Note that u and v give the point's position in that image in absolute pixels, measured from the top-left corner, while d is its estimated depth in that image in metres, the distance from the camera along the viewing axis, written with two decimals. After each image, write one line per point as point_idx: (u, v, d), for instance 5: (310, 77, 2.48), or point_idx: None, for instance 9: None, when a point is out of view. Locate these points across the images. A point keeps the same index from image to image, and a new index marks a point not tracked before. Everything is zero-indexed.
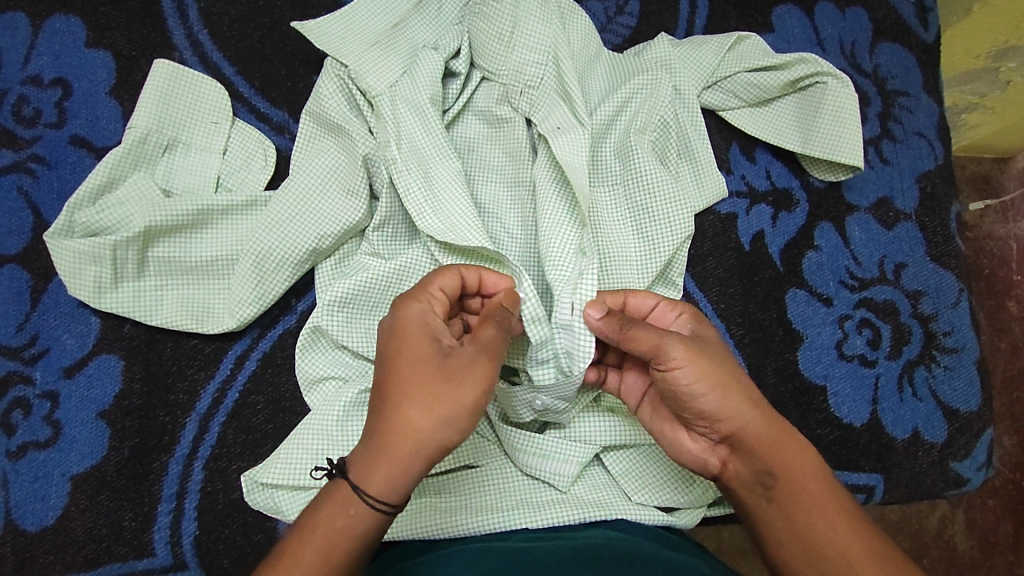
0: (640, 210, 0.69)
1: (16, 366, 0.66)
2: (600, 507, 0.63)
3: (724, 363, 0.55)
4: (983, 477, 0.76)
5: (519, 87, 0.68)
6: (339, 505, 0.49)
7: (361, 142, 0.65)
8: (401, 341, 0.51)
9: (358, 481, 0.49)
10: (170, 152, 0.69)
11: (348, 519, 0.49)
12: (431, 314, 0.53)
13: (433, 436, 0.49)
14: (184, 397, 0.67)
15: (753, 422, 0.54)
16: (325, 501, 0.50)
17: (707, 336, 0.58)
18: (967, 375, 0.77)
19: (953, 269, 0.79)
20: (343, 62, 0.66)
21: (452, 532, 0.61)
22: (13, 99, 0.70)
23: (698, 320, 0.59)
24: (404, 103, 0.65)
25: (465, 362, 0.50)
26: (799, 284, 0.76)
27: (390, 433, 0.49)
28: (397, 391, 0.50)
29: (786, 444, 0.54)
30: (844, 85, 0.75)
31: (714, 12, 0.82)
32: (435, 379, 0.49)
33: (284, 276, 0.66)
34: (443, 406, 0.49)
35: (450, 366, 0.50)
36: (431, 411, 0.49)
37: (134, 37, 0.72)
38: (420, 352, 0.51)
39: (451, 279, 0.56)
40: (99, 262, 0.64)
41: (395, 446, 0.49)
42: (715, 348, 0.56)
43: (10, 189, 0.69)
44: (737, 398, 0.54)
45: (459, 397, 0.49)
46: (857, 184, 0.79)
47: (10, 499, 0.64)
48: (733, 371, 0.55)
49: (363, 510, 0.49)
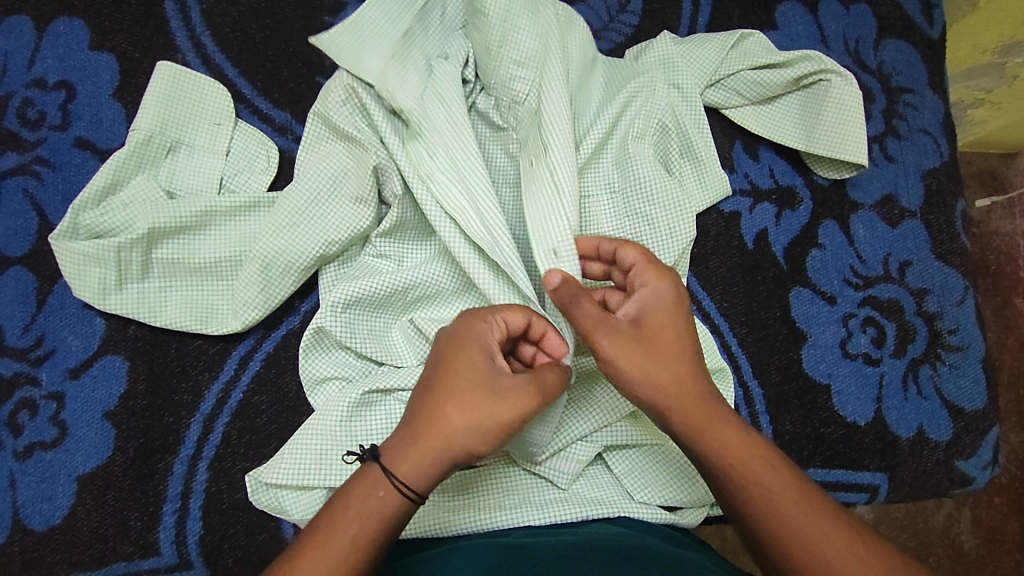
0: (639, 217, 0.69)
1: (22, 367, 0.66)
2: (600, 505, 0.63)
3: (654, 352, 0.54)
4: (989, 475, 0.75)
5: (513, 102, 0.68)
6: (367, 490, 0.49)
7: (374, 152, 0.66)
8: (458, 353, 0.52)
9: (389, 465, 0.49)
10: (174, 153, 0.69)
11: (379, 503, 0.48)
12: (491, 334, 0.53)
13: (463, 442, 0.50)
14: (188, 397, 0.67)
15: (685, 401, 0.54)
16: (356, 485, 0.49)
17: (658, 315, 0.55)
18: (974, 374, 0.76)
19: (958, 267, 0.78)
20: (366, 76, 0.66)
21: (454, 529, 0.62)
22: (18, 102, 0.70)
23: (654, 293, 0.56)
24: (435, 114, 0.64)
25: (515, 385, 0.51)
26: (803, 282, 0.76)
27: (426, 430, 0.50)
28: (441, 395, 0.50)
29: (711, 426, 0.53)
30: (847, 82, 0.75)
31: (716, 10, 0.81)
32: (481, 392, 0.50)
33: (289, 279, 0.67)
34: (484, 418, 0.50)
35: (499, 385, 0.50)
36: (470, 417, 0.50)
37: (137, 39, 0.72)
38: (467, 366, 0.51)
39: (520, 317, 0.54)
40: (105, 264, 0.65)
41: (429, 444, 0.49)
42: (656, 333, 0.55)
43: (15, 191, 0.69)
44: (665, 380, 0.54)
45: (498, 412, 0.50)
46: (861, 182, 0.79)
47: (17, 499, 0.64)
48: (666, 355, 0.54)
49: (392, 493, 0.48)
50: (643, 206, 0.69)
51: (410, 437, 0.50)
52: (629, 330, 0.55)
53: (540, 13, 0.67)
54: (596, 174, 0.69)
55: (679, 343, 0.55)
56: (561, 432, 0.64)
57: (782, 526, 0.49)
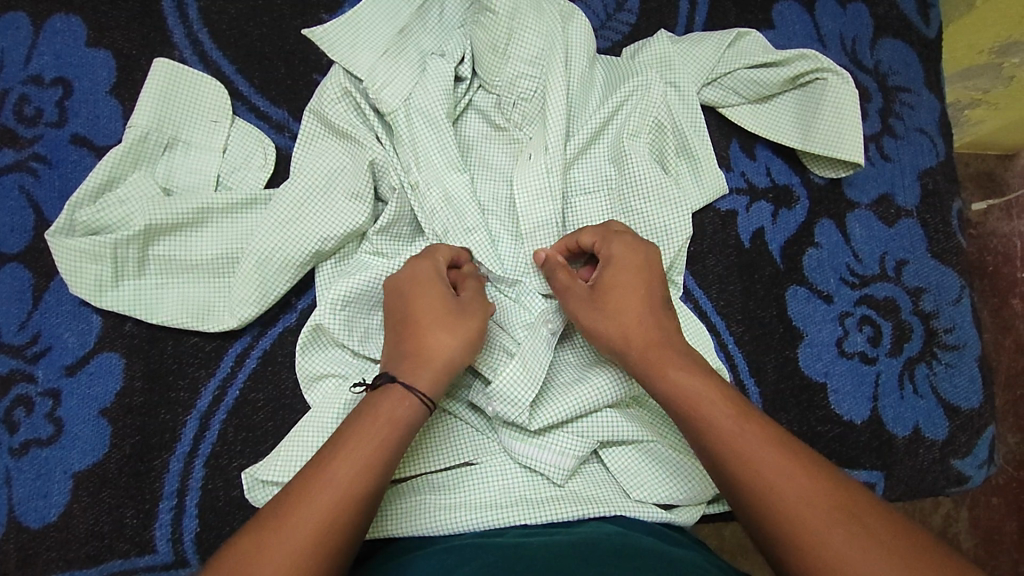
0: (632, 215, 0.69)
1: (18, 364, 0.66)
2: (597, 503, 0.63)
3: (614, 304, 0.59)
4: (984, 474, 0.76)
5: (513, 103, 0.69)
6: (396, 402, 0.53)
7: (372, 150, 0.66)
8: (423, 287, 0.59)
9: (409, 379, 0.54)
10: (170, 150, 0.69)
11: (407, 410, 0.53)
12: (439, 267, 0.61)
13: (459, 353, 0.57)
14: (185, 394, 0.67)
15: (640, 339, 0.58)
16: (381, 400, 0.53)
17: (619, 266, 0.60)
18: (970, 373, 0.77)
19: (954, 267, 0.79)
20: (357, 75, 0.66)
21: (451, 526, 0.62)
22: (15, 99, 0.70)
23: (614, 257, 0.61)
24: (421, 119, 0.66)
25: (474, 299, 0.60)
26: (799, 281, 0.76)
27: (423, 350, 0.56)
28: (426, 321, 0.57)
29: (668, 366, 0.56)
30: (844, 81, 0.75)
31: (713, 9, 0.81)
32: (454, 309, 0.58)
33: (285, 277, 0.66)
34: (471, 329, 0.58)
35: (463, 303, 0.59)
36: (459, 332, 0.57)
37: (134, 36, 0.72)
38: (434, 294, 0.59)
39: (443, 246, 0.63)
40: (101, 261, 0.65)
41: (433, 358, 0.56)
42: (614, 287, 0.59)
43: (12, 188, 0.69)
44: (623, 324, 0.58)
45: (476, 319, 0.58)
46: (858, 181, 0.79)
47: (13, 496, 0.64)
48: (620, 304, 0.59)
49: (418, 403, 0.53)
50: (632, 201, 0.69)
51: (414, 359, 0.56)
52: (584, 291, 0.60)
53: (545, 10, 0.68)
54: (589, 168, 0.70)
55: (633, 290, 0.59)
56: (550, 417, 0.64)
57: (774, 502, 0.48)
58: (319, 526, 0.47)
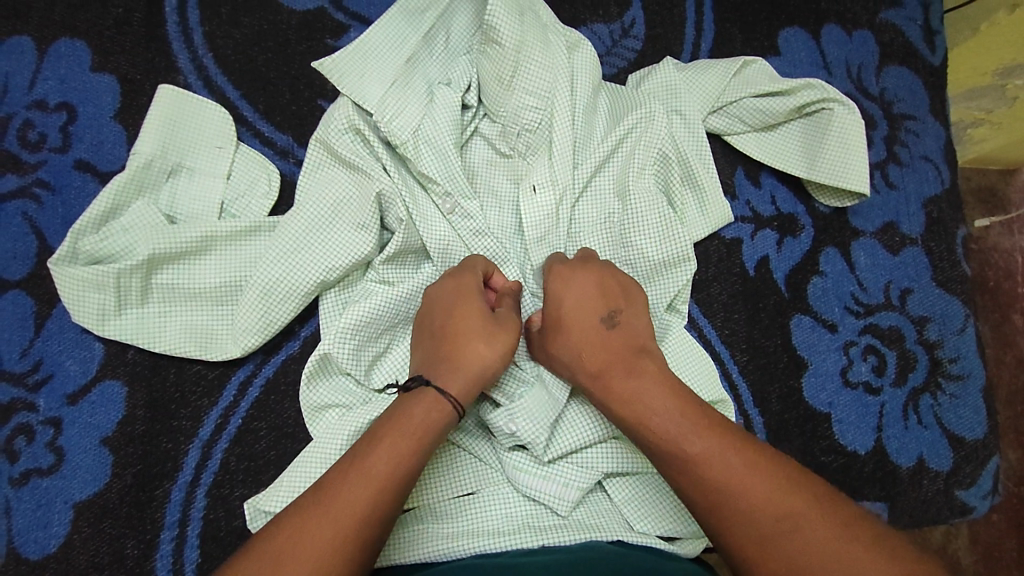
0: (632, 249, 0.69)
1: (19, 392, 0.66)
2: (601, 530, 0.63)
3: (570, 333, 0.60)
4: (989, 505, 0.75)
5: (515, 135, 0.69)
6: (428, 408, 0.55)
7: (378, 181, 0.65)
8: (454, 298, 0.61)
9: (445, 387, 0.56)
10: (174, 177, 0.68)
11: (439, 417, 0.55)
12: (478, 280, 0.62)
13: (493, 361, 0.58)
14: (187, 423, 0.67)
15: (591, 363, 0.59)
16: (416, 403, 0.55)
17: (574, 292, 0.61)
18: (973, 404, 0.76)
19: (958, 295, 0.78)
20: (366, 108, 0.66)
21: (454, 555, 0.61)
22: (19, 124, 0.70)
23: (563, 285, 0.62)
24: (428, 147, 0.67)
25: (509, 313, 0.61)
26: (804, 309, 0.76)
27: (456, 355, 0.58)
28: (462, 332, 0.59)
29: (616, 387, 0.58)
30: (850, 110, 0.75)
31: (719, 35, 0.81)
32: (488, 320, 0.59)
33: (289, 307, 0.66)
34: (505, 339, 0.59)
35: (499, 316, 0.60)
36: (493, 342, 0.58)
37: (139, 61, 0.72)
38: (470, 305, 0.60)
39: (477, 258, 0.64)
40: (103, 290, 0.64)
41: (467, 366, 0.57)
42: (563, 319, 0.61)
43: (15, 214, 0.69)
44: (574, 347, 0.60)
45: (511, 331, 0.60)
46: (863, 210, 0.79)
47: (13, 527, 0.64)
48: (573, 330, 0.60)
49: (449, 407, 0.56)
50: (636, 227, 0.69)
51: (448, 367, 0.57)
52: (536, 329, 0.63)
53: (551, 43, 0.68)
54: (593, 200, 0.70)
55: (591, 314, 0.61)
56: (564, 442, 0.65)
57: (738, 529, 0.50)
58: (335, 534, 0.48)
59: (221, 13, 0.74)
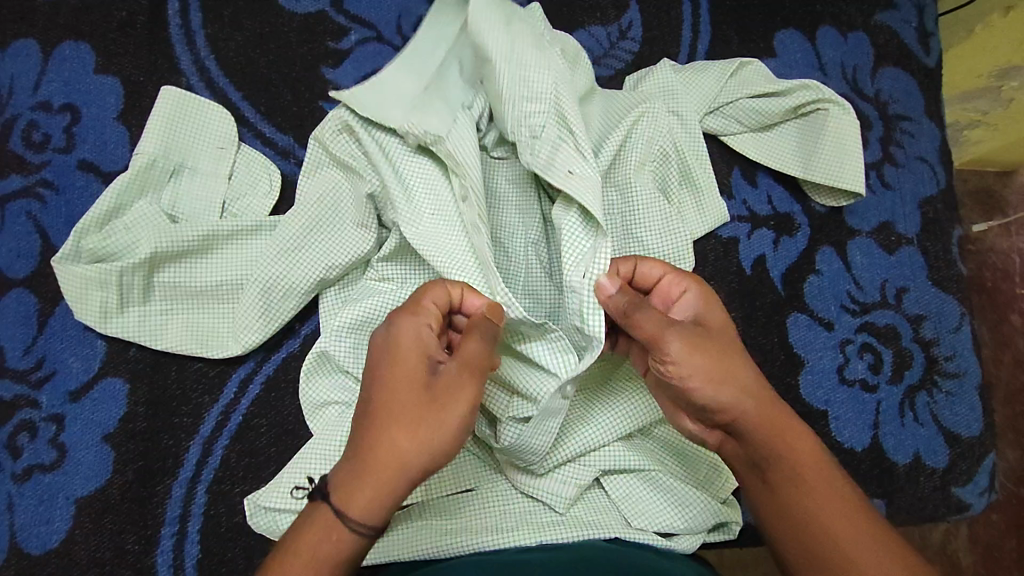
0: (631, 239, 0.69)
1: (22, 389, 0.66)
2: (597, 528, 0.64)
3: (735, 362, 0.56)
4: (985, 502, 0.76)
5: (526, 140, 0.61)
6: (321, 530, 0.50)
7: (371, 182, 0.66)
8: (394, 357, 0.53)
9: (341, 507, 0.50)
10: (176, 177, 0.69)
11: (334, 545, 0.50)
12: (426, 333, 0.54)
13: (413, 458, 0.51)
14: (188, 420, 0.67)
15: (754, 409, 0.55)
16: (307, 529, 0.51)
17: (711, 321, 0.58)
18: (970, 401, 0.77)
19: (954, 294, 0.79)
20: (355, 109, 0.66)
21: (452, 552, 0.62)
22: (23, 125, 0.71)
23: (696, 297, 0.59)
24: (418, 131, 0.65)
25: (450, 384, 0.52)
26: (800, 308, 0.76)
27: (370, 453, 0.51)
28: (386, 413, 0.51)
29: (788, 435, 0.55)
30: (845, 111, 0.75)
31: (715, 37, 0.82)
32: (421, 399, 0.51)
33: (290, 305, 0.67)
34: (428, 432, 0.51)
35: (436, 389, 0.52)
36: (415, 435, 0.51)
37: (143, 63, 0.73)
38: (411, 369, 0.52)
39: (439, 295, 0.56)
40: (106, 288, 0.65)
41: (378, 469, 0.51)
42: (722, 335, 0.57)
43: (18, 214, 0.70)
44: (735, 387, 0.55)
45: (446, 417, 0.51)
46: (858, 209, 0.79)
47: (15, 522, 0.64)
48: (739, 365, 0.56)
49: (347, 534, 0.50)
50: (639, 231, 0.69)
51: (357, 466, 0.51)
52: (697, 331, 0.56)
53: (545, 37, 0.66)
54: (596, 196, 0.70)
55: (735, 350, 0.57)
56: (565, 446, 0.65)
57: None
58: None
59: (224, 16, 0.75)
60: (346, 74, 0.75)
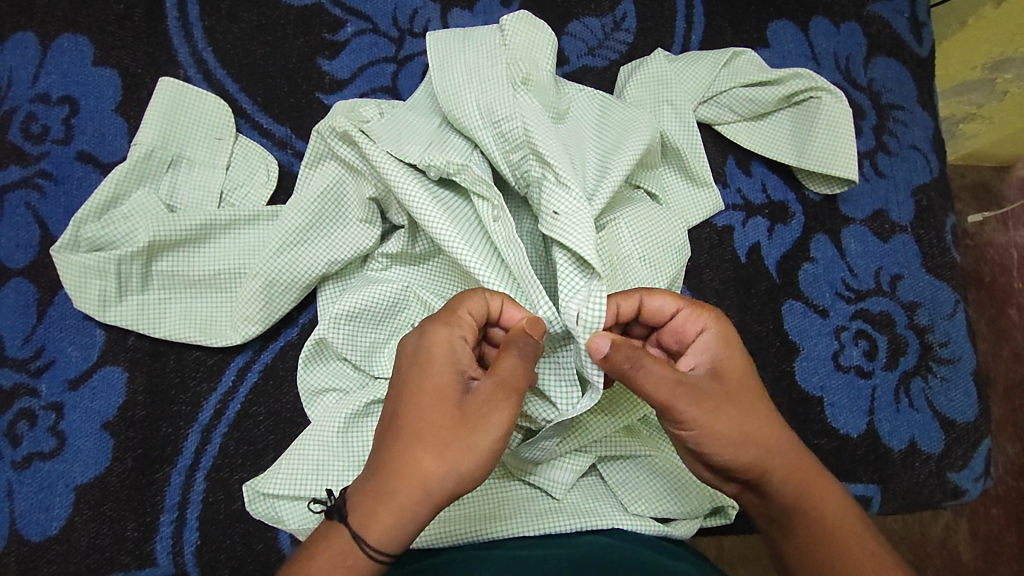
0: (642, 235, 0.67)
1: (22, 378, 0.67)
2: (595, 515, 0.64)
3: (746, 415, 0.53)
4: (981, 487, 0.76)
5: (506, 142, 0.64)
6: (336, 556, 0.49)
7: (372, 182, 0.66)
8: (424, 367, 0.51)
9: (360, 531, 0.49)
10: (174, 167, 0.70)
11: (350, 571, 0.49)
12: (460, 345, 0.52)
13: (441, 480, 0.49)
14: (186, 408, 0.67)
15: (780, 467, 0.53)
16: (321, 550, 0.50)
17: (727, 364, 0.54)
18: (965, 387, 0.77)
19: (949, 281, 0.79)
20: (332, 126, 0.65)
21: (450, 540, 0.61)
22: (22, 117, 0.72)
23: (709, 335, 0.55)
24: (406, 132, 0.65)
25: (484, 404, 0.50)
26: (795, 295, 0.77)
27: (395, 475, 0.49)
28: (413, 431, 0.50)
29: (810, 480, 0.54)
30: (837, 99, 0.76)
31: (709, 28, 0.83)
32: (453, 418, 0.50)
33: (290, 297, 0.68)
34: (456, 453, 0.49)
35: (469, 407, 0.50)
36: (444, 456, 0.49)
37: (140, 55, 0.74)
38: (443, 384, 0.51)
39: (479, 306, 0.53)
40: (105, 276, 0.66)
41: (404, 488, 0.49)
42: (738, 386, 0.54)
43: (17, 204, 0.70)
44: (759, 444, 0.53)
45: (478, 440, 0.49)
46: (853, 197, 0.80)
47: (15, 509, 0.65)
48: (755, 420, 0.53)
49: (362, 561, 0.49)
50: (642, 231, 0.67)
51: (380, 487, 0.49)
52: (711, 387, 0.53)
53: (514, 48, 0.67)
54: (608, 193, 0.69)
55: (755, 396, 0.54)
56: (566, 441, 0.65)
57: None
58: None
59: (221, 8, 0.75)
60: (343, 65, 0.76)
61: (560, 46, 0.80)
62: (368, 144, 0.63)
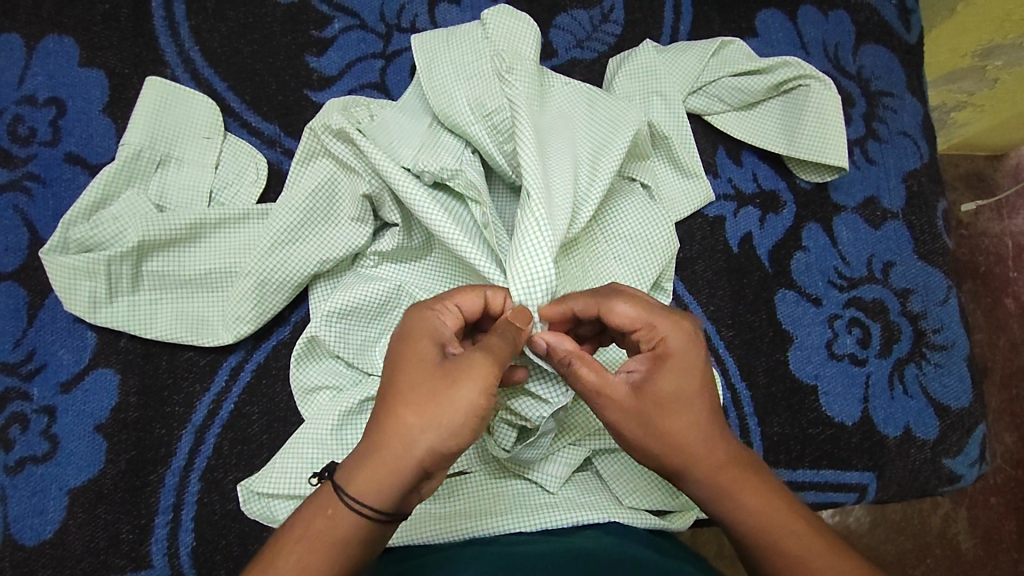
0: (629, 231, 0.68)
1: (13, 382, 0.67)
2: (591, 510, 0.64)
3: (668, 421, 0.51)
4: (977, 472, 0.76)
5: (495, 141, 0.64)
6: (320, 507, 0.48)
7: (367, 180, 0.65)
8: (404, 337, 0.51)
9: (340, 481, 0.48)
10: (163, 168, 0.69)
11: (328, 522, 0.47)
12: (443, 323, 0.52)
13: (422, 439, 0.47)
14: (180, 408, 0.67)
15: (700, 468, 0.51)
16: (307, 507, 0.49)
17: (667, 383, 0.51)
18: (959, 372, 0.77)
19: (941, 267, 0.79)
20: (329, 124, 0.65)
21: (449, 536, 0.61)
22: (8, 119, 0.71)
23: (665, 350, 0.52)
24: (396, 133, 0.65)
25: (464, 362, 0.48)
26: (788, 284, 0.77)
27: (378, 433, 0.48)
28: (394, 391, 0.49)
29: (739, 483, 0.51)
30: (826, 86, 0.76)
31: (698, 18, 0.83)
32: (434, 377, 0.48)
33: (283, 296, 0.67)
34: (435, 410, 0.47)
35: (450, 365, 0.48)
36: (424, 413, 0.47)
37: (126, 56, 0.73)
38: (422, 350, 0.50)
39: (474, 299, 0.53)
40: (94, 278, 0.65)
41: (385, 444, 0.47)
42: (671, 404, 0.51)
43: (6, 207, 0.70)
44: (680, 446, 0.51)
45: (455, 396, 0.47)
46: (844, 184, 0.80)
47: (8, 514, 0.64)
48: (674, 430, 0.51)
49: (342, 513, 0.47)
50: (624, 228, 0.68)
51: (364, 445, 0.49)
52: (630, 401, 0.51)
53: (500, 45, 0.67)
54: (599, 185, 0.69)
55: (690, 409, 0.51)
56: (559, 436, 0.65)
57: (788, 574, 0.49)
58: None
59: (206, 7, 0.75)
60: (331, 61, 0.75)
61: (548, 39, 0.80)
62: (365, 141, 0.63)
